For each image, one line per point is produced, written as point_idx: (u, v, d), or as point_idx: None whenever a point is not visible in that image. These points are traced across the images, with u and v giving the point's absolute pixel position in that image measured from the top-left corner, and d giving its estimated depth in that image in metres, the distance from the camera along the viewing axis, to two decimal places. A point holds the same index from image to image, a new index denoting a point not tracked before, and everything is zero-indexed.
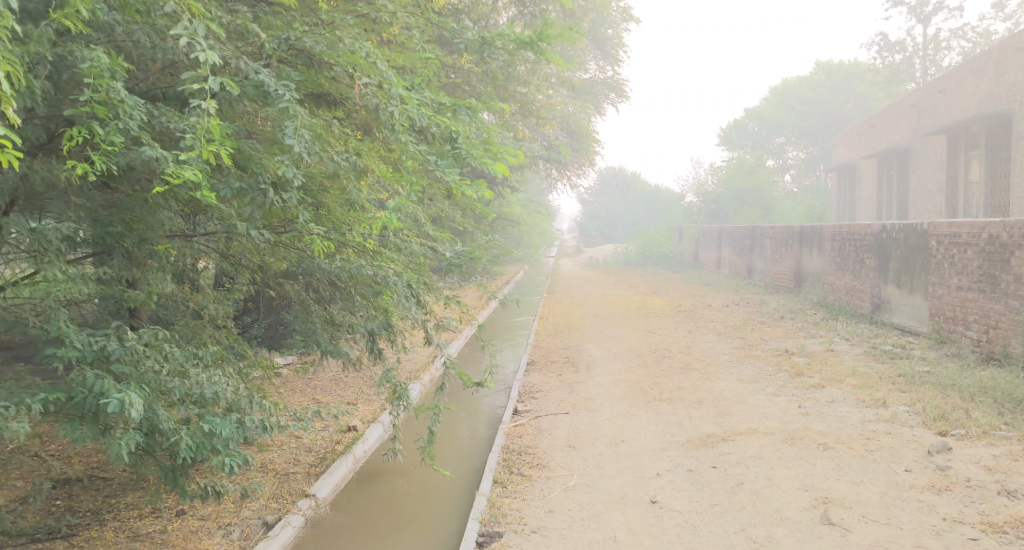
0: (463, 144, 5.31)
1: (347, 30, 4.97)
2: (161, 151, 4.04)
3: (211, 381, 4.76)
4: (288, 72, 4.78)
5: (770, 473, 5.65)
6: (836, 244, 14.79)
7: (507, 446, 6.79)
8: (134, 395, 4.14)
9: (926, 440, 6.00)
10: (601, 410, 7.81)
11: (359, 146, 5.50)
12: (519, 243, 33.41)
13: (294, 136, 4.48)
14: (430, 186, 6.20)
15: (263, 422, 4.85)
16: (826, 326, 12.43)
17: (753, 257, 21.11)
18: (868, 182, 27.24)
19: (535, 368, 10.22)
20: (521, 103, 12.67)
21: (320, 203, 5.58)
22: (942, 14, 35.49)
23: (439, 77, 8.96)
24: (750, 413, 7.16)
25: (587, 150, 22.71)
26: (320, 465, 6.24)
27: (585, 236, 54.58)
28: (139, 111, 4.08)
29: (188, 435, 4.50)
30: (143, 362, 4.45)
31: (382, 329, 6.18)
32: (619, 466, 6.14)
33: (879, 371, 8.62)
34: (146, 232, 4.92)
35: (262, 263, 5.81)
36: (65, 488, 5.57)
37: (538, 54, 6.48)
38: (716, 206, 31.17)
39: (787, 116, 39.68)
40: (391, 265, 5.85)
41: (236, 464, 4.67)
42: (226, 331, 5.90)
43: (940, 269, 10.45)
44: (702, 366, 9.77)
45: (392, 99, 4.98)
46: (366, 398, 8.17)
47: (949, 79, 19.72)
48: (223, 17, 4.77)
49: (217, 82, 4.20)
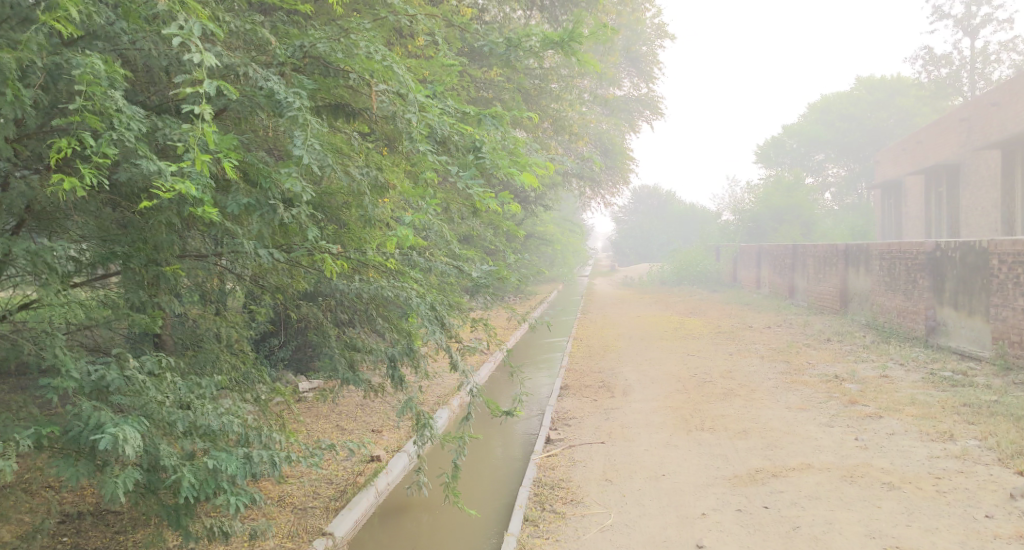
0: (487, 153, 4.93)
1: (362, 34, 4.61)
2: (158, 164, 3.69)
3: (218, 412, 4.28)
4: (301, 79, 4.39)
5: (830, 517, 5.12)
6: (884, 263, 14.10)
7: (538, 479, 6.34)
8: (129, 430, 3.65)
9: (1006, 482, 5.43)
10: (639, 439, 7.32)
11: (381, 160, 5.09)
12: (554, 262, 33.13)
13: (302, 147, 4.08)
14: (455, 202, 5.85)
15: (272, 456, 4.25)
16: (877, 350, 11.78)
17: (795, 276, 20.37)
18: (914, 198, 26.42)
19: (569, 393, 9.75)
20: (553, 121, 12.25)
21: (341, 221, 5.22)
22: (990, 27, 34.39)
23: (468, 89, 8.60)
24: (802, 446, 6.62)
25: (621, 167, 21.95)
26: (340, 500, 5.84)
27: (619, 255, 53.98)
28: (138, 122, 3.76)
29: (190, 472, 3.98)
30: (145, 392, 3.96)
31: (403, 355, 5.69)
32: (660, 503, 5.65)
33: (941, 400, 7.98)
34: (156, 253, 4.46)
35: (279, 284, 5.49)
36: (74, 523, 5.23)
37: (569, 54, 5.93)
38: (756, 225, 30.44)
39: (827, 132, 38.82)
40: (414, 286, 5.48)
41: (243, 504, 4.12)
42: (243, 357, 5.53)
43: (1004, 291, 9.83)
44: (747, 393, 9.19)
45: (410, 105, 4.60)
46: (391, 425, 7.79)
47: (1002, 92, 18.70)
48: (231, 22, 4.43)
49: (215, 85, 3.72)
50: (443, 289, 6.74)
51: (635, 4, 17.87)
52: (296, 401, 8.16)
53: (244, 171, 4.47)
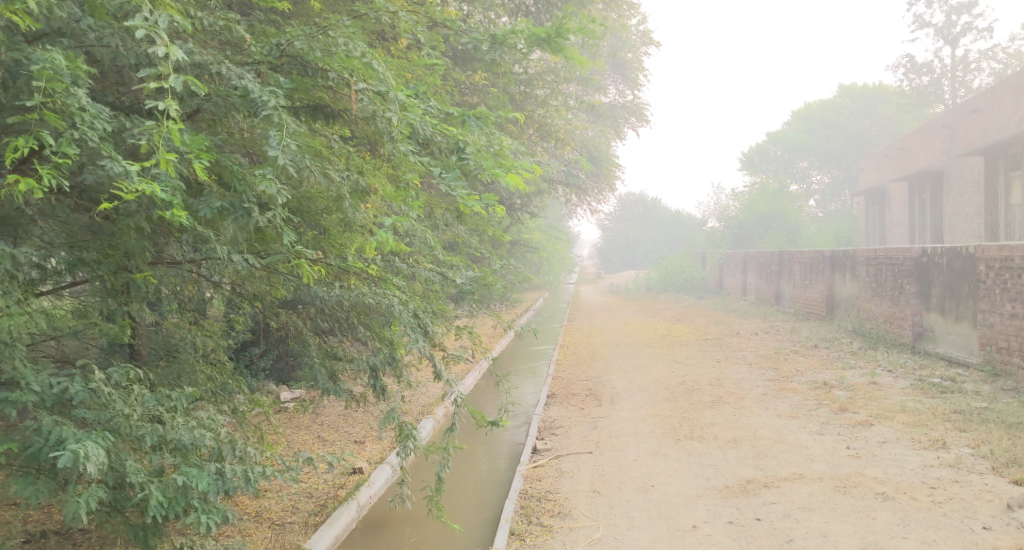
0: (472, 154, 4.75)
1: (341, 31, 4.44)
2: (123, 163, 3.47)
3: (190, 426, 4.04)
4: (276, 79, 4.26)
5: (825, 529, 5.00)
6: (871, 269, 14.05)
7: (524, 491, 6.17)
8: (92, 447, 3.43)
9: (1001, 491, 5.33)
10: (628, 449, 7.18)
11: (362, 163, 4.91)
12: (540, 269, 33.06)
13: (277, 147, 3.88)
14: (439, 206, 5.67)
15: (246, 472, 4.05)
16: (865, 356, 11.72)
17: (782, 283, 20.35)
18: (897, 206, 26.57)
19: (556, 402, 9.59)
20: (539, 126, 12.09)
21: (321, 226, 5.05)
22: (970, 35, 34.68)
23: (453, 94, 8.45)
24: (793, 455, 6.50)
25: (608, 174, 21.77)
26: (320, 514, 5.66)
27: (605, 263, 54.00)
28: (103, 122, 3.56)
29: (158, 489, 3.74)
30: (111, 406, 3.72)
31: (385, 364, 5.55)
32: (650, 516, 5.51)
33: (931, 407, 7.89)
34: (127, 260, 4.27)
35: (257, 292, 5.31)
36: (39, 543, 5.01)
37: (555, 53, 5.53)
38: (741, 231, 30.48)
39: (811, 139, 39.00)
40: (397, 293, 5.34)
41: (215, 523, 3.89)
42: (220, 367, 5.33)
43: (991, 297, 9.77)
44: (735, 401, 9.07)
45: (391, 104, 4.41)
46: (374, 436, 7.61)
47: (984, 99, 18.97)
48: (204, 19, 4.26)
49: (180, 81, 3.53)
50: (427, 296, 6.55)
51: (620, 11, 17.80)
52: (275, 412, 7.96)
53: (217, 174, 4.27)
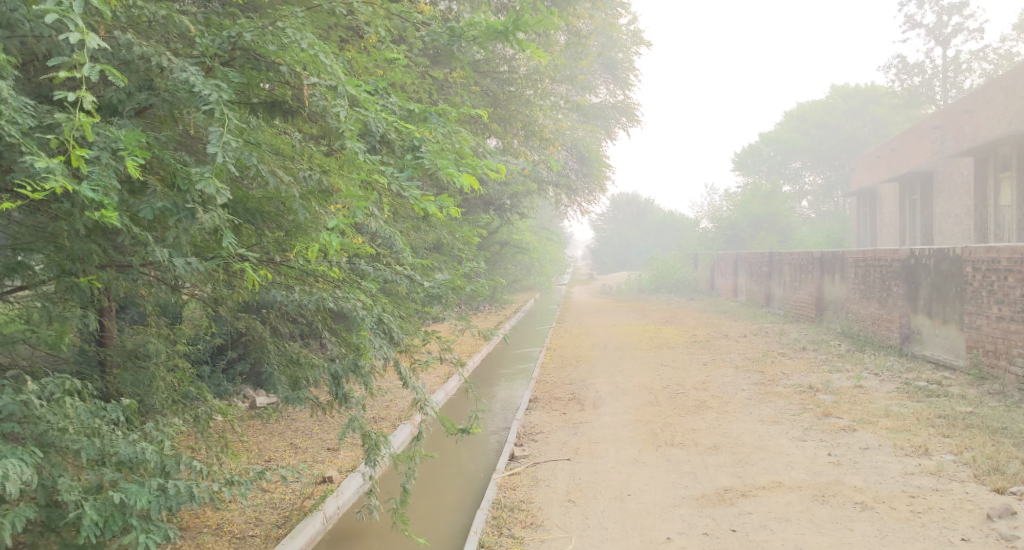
0: (428, 153, 4.58)
1: (292, 22, 4.27)
2: (44, 162, 3.28)
3: (133, 439, 3.87)
4: (224, 73, 4.04)
5: (801, 541, 4.84)
6: (859, 270, 13.93)
7: (498, 501, 5.98)
8: (13, 463, 3.26)
9: (982, 501, 5.18)
10: (607, 456, 6.99)
11: (324, 162, 4.69)
12: (532, 271, 32.90)
13: (217, 144, 3.70)
14: (405, 207, 5.50)
15: (191, 487, 3.83)
16: (852, 359, 11.58)
17: (772, 284, 20.20)
18: (888, 207, 26.48)
19: (537, 407, 9.41)
20: (524, 126, 11.69)
21: (281, 228, 4.83)
22: (961, 36, 34.62)
23: (428, 91, 8.25)
24: (774, 462, 6.34)
25: (598, 175, 21.63)
26: (284, 527, 5.48)
27: (598, 263, 53.93)
28: (25, 117, 3.37)
29: (94, 508, 3.58)
30: (42, 419, 3.54)
31: (347, 371, 5.31)
32: (624, 527, 5.34)
33: (916, 411, 7.74)
34: (70, 263, 4.07)
35: (217, 296, 5.11)
36: None
37: (515, 46, 5.34)
38: (733, 232, 30.27)
39: (803, 140, 38.94)
40: (361, 296, 5.11)
41: (156, 542, 3.70)
42: (181, 375, 5.15)
43: (977, 300, 9.64)
44: (718, 406, 8.89)
45: (342, 99, 4.29)
46: (348, 441, 7.45)
47: (976, 99, 18.87)
48: (145, 9, 4.05)
49: (96, 70, 3.33)
50: (397, 300, 6.36)
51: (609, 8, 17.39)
52: (247, 417, 7.79)
53: (164, 175, 4.08)
